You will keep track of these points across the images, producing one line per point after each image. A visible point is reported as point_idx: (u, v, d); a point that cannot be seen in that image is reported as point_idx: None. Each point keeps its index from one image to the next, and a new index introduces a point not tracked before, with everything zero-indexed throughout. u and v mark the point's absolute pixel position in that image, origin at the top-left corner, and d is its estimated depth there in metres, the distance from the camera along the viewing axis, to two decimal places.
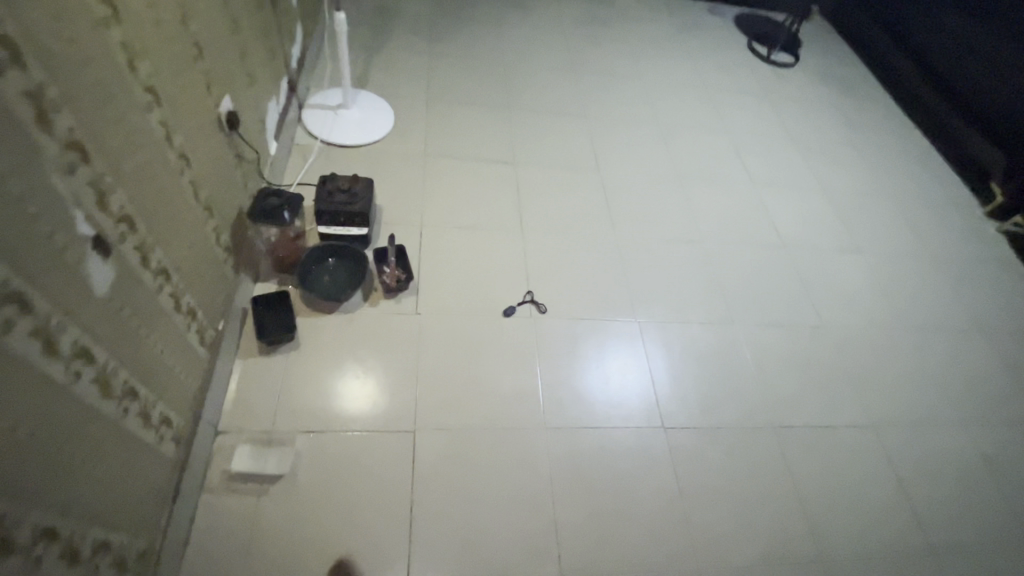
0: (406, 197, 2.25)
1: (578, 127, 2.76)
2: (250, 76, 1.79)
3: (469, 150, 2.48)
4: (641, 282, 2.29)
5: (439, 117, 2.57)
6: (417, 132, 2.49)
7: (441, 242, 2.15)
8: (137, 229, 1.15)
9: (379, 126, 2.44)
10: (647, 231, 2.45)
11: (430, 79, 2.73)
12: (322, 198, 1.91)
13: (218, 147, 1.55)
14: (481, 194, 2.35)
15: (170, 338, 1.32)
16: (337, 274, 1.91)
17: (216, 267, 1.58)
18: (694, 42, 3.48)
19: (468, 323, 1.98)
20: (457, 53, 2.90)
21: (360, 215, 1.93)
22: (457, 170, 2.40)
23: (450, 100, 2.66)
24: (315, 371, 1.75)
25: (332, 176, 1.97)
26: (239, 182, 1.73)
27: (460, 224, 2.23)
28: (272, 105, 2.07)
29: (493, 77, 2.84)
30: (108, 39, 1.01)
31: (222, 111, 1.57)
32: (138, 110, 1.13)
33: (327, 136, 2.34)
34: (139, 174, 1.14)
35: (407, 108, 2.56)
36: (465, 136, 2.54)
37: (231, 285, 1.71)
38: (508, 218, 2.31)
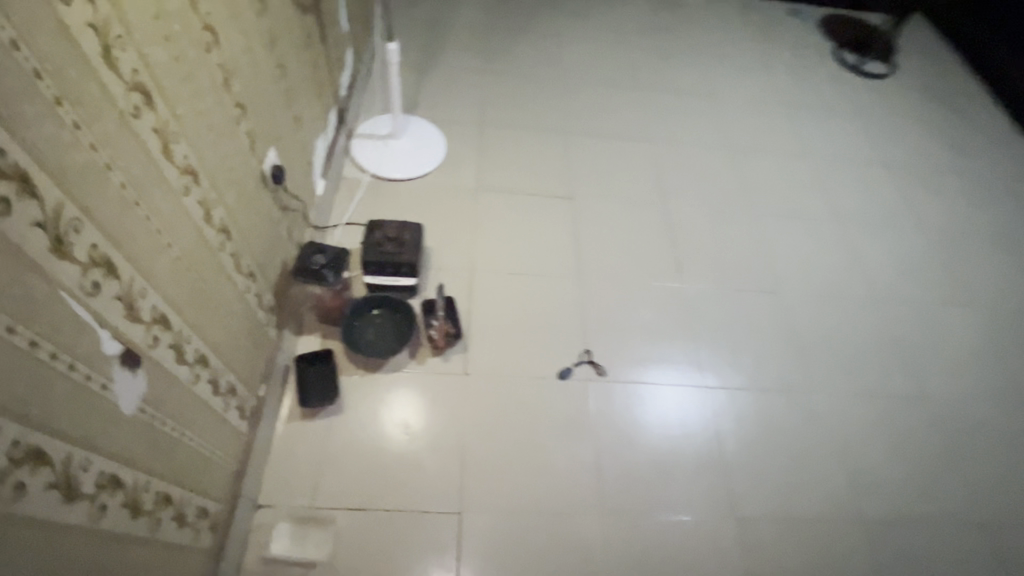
0: (456, 237, 2.11)
1: (642, 153, 2.54)
2: (297, 120, 1.68)
3: (524, 183, 2.32)
4: (712, 337, 2.07)
5: (492, 145, 2.41)
6: (468, 162, 2.34)
7: (493, 290, 2.00)
8: (171, 325, 1.05)
9: (429, 157, 2.30)
10: (715, 276, 2.23)
11: (484, 101, 2.56)
12: (369, 248, 1.80)
13: (261, 207, 1.45)
14: (537, 233, 2.18)
15: (209, 425, 1.23)
16: (383, 329, 1.79)
17: (258, 333, 1.48)
18: (771, 51, 3.16)
19: (521, 385, 1.83)
20: (513, 71, 2.72)
21: (408, 265, 1.81)
22: (511, 206, 2.24)
23: (505, 125, 2.50)
24: (357, 439, 1.64)
25: (380, 222, 1.86)
26: (283, 235, 1.63)
27: (514, 268, 2.07)
28: (320, 142, 1.97)
29: (550, 98, 2.65)
30: (139, 128, 0.90)
31: (266, 167, 1.46)
32: (175, 197, 1.02)
33: (375, 168, 2.22)
34: (175, 265, 1.04)
35: (459, 136, 2.41)
36: (520, 166, 2.37)
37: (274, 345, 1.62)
38: (563, 259, 2.14)
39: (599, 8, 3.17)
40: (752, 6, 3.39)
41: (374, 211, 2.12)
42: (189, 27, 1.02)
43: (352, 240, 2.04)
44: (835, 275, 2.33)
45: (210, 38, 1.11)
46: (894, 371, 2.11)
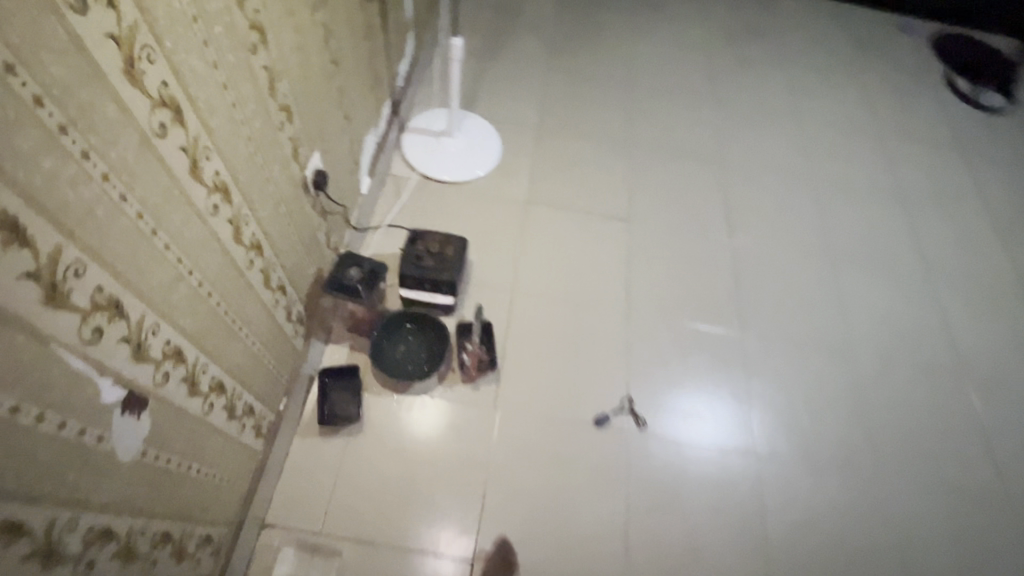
0: (501, 253, 1.97)
1: (712, 176, 2.31)
2: (347, 118, 1.56)
3: (580, 199, 2.14)
4: (768, 397, 1.87)
5: (550, 153, 2.24)
6: (523, 170, 2.18)
7: (533, 317, 1.86)
8: (185, 357, 0.95)
9: (482, 160, 2.15)
10: (779, 326, 2.01)
11: (547, 102, 2.38)
12: (408, 259, 1.68)
13: (298, 215, 1.34)
14: (587, 256, 2.02)
15: (220, 452, 1.16)
16: (414, 347, 1.68)
17: (283, 347, 1.40)
18: (872, 71, 2.82)
19: (551, 427, 1.69)
20: (581, 70, 2.52)
21: (448, 283, 1.68)
22: (562, 223, 2.07)
23: (566, 130, 2.31)
24: (374, 466, 1.55)
25: (422, 231, 1.73)
26: (320, 241, 1.52)
27: (558, 295, 1.92)
28: (369, 137, 1.85)
29: (617, 105, 2.43)
30: (164, 149, 0.79)
31: (308, 172, 1.35)
32: (201, 220, 0.91)
33: (424, 167, 2.09)
34: (195, 293, 0.94)
35: (516, 139, 2.24)
36: (578, 178, 2.19)
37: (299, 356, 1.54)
38: (613, 289, 1.97)
39: (682, 7, 2.91)
40: (855, 17, 3.05)
41: (418, 215, 2.00)
42: (233, 28, 0.90)
43: (392, 245, 1.93)
44: (918, 338, 2.06)
45: (256, 38, 0.98)
46: (976, 460, 1.84)
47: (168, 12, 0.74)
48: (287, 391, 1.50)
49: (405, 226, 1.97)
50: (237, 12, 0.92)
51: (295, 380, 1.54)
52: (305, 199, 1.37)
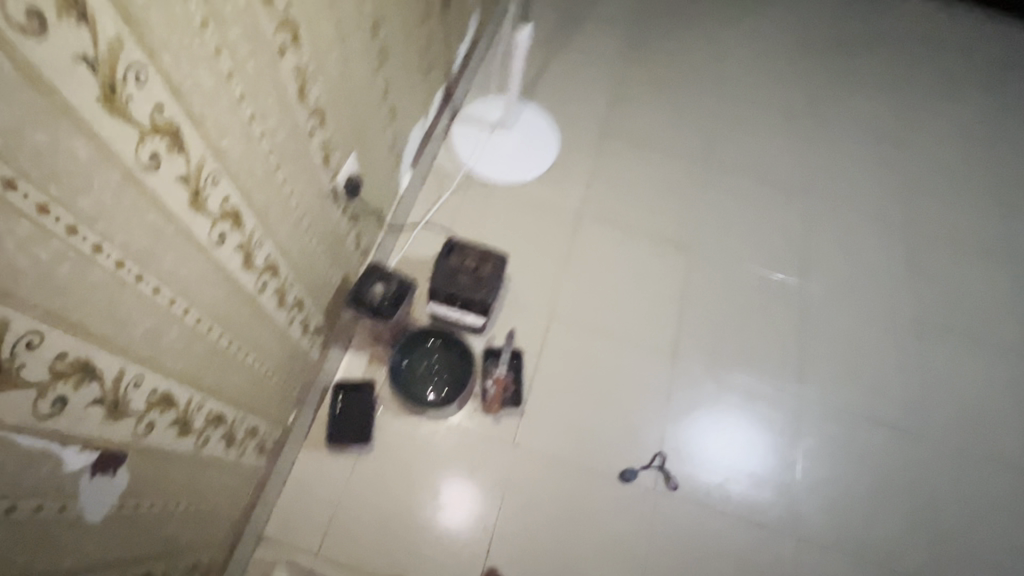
0: (543, 271, 1.81)
1: (789, 206, 2.05)
2: (391, 114, 1.40)
3: (636, 218, 1.94)
4: (820, 468, 1.65)
5: (610, 161, 2.02)
6: (577, 178, 1.98)
7: (568, 348, 1.71)
8: (176, 400, 0.85)
9: (535, 162, 1.96)
10: (846, 390, 1.78)
11: (616, 102, 2.14)
12: (441, 272, 1.53)
13: (324, 225, 1.21)
14: (635, 285, 1.83)
15: (214, 480, 1.08)
16: (436, 368, 1.56)
17: (296, 362, 1.30)
18: (1001, 98, 2.42)
19: (572, 473, 1.55)
20: (658, 69, 2.26)
21: (480, 304, 1.55)
22: (613, 245, 1.89)
23: (630, 137, 2.08)
24: (379, 492, 1.46)
25: (460, 241, 1.57)
26: (347, 248, 1.40)
27: (598, 326, 1.75)
28: (416, 129, 1.69)
29: (692, 113, 2.18)
30: (158, 182, 0.66)
31: (340, 179, 1.21)
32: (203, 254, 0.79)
33: (472, 164, 1.92)
34: (191, 332, 0.83)
35: (575, 142, 2.04)
36: (636, 194, 1.98)
37: (315, 366, 1.44)
38: (661, 325, 1.79)
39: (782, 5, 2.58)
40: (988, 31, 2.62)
41: (459, 218, 1.85)
42: (257, 30, 0.75)
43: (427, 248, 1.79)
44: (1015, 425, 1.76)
45: (287, 38, 0.83)
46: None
47: (169, 19, 0.60)
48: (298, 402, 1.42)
49: (444, 228, 1.82)
50: (263, 10, 0.76)
51: (308, 391, 1.45)
52: (334, 207, 1.23)
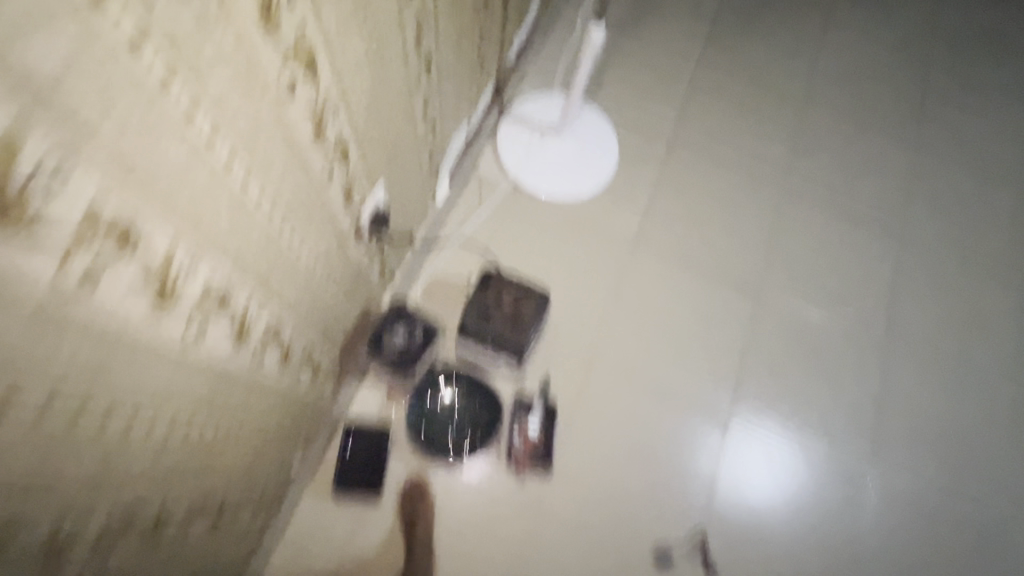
0: (589, 305, 1.59)
1: (881, 246, 1.76)
2: (430, 126, 1.20)
3: (700, 248, 1.70)
4: (899, 551, 1.42)
5: (674, 178, 1.78)
6: (637, 194, 1.73)
7: (608, 395, 1.51)
8: (151, 508, 0.70)
9: (591, 173, 1.72)
10: (936, 476, 1.49)
11: (687, 110, 1.88)
12: (471, 309, 1.36)
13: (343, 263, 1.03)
14: (693, 328, 1.61)
15: (204, 558, 0.94)
16: (456, 408, 1.41)
17: (304, 407, 1.16)
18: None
19: (602, 548, 1.37)
20: (738, 77, 1.98)
21: (514, 351, 1.36)
22: (671, 278, 1.65)
23: (700, 149, 1.83)
24: (384, 548, 1.31)
25: (496, 274, 1.39)
26: (371, 277, 1.22)
27: (646, 373, 1.55)
28: (458, 131, 1.47)
29: (774, 124, 1.90)
30: (102, 287, 0.50)
31: (365, 211, 1.03)
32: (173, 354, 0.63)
33: (518, 172, 1.68)
34: (166, 438, 0.66)
35: (638, 151, 1.78)
36: (702, 218, 1.73)
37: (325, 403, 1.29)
38: (718, 379, 1.56)
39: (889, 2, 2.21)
40: None
41: (499, 235, 1.63)
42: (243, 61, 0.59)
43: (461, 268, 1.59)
44: None
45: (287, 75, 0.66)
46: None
47: (102, 83, 0.44)
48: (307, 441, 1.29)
49: (481, 244, 1.62)
50: (250, 39, 0.59)
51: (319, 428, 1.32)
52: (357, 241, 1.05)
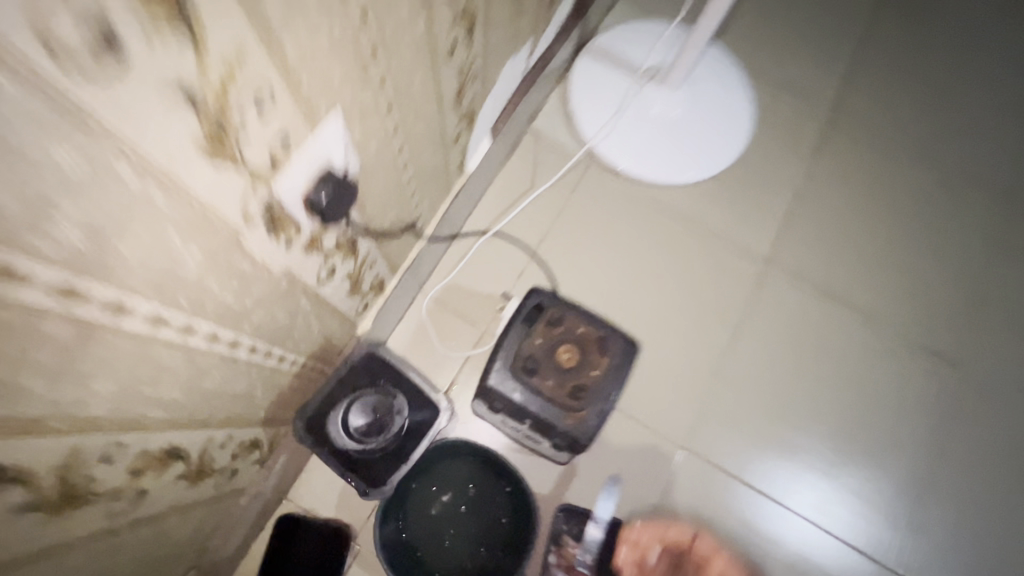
0: (682, 356, 1.04)
1: None
2: (468, 24, 0.63)
3: (858, 288, 1.11)
4: None
5: (831, 179, 1.18)
6: (773, 200, 1.15)
7: (704, 502, 0.98)
8: None
9: (699, 156, 1.14)
10: None
11: (856, 75, 1.25)
12: (516, 368, 0.79)
13: (254, 289, 0.50)
14: (835, 407, 1.05)
15: None
16: (465, 508, 0.90)
17: (190, 518, 0.65)
18: None
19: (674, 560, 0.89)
20: (925, 22, 1.32)
21: (571, 441, 0.80)
22: (815, 333, 1.08)
23: (879, 142, 1.21)
24: None
25: (554, 307, 0.83)
26: (328, 298, 0.68)
27: (761, 475, 1.01)
28: (516, 59, 0.91)
29: (1010, 114, 1.24)
30: None
31: (294, 195, 0.47)
32: None
33: (601, 134, 1.13)
34: None
35: (781, 128, 1.20)
36: (866, 242, 1.14)
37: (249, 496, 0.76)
38: (861, 492, 1.01)
39: None
40: None
41: (563, 241, 1.08)
42: None
43: (503, 280, 1.04)
44: None
45: None
46: None
47: None
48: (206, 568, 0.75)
49: (527, 248, 1.07)
50: None
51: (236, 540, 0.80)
52: (285, 244, 0.51)
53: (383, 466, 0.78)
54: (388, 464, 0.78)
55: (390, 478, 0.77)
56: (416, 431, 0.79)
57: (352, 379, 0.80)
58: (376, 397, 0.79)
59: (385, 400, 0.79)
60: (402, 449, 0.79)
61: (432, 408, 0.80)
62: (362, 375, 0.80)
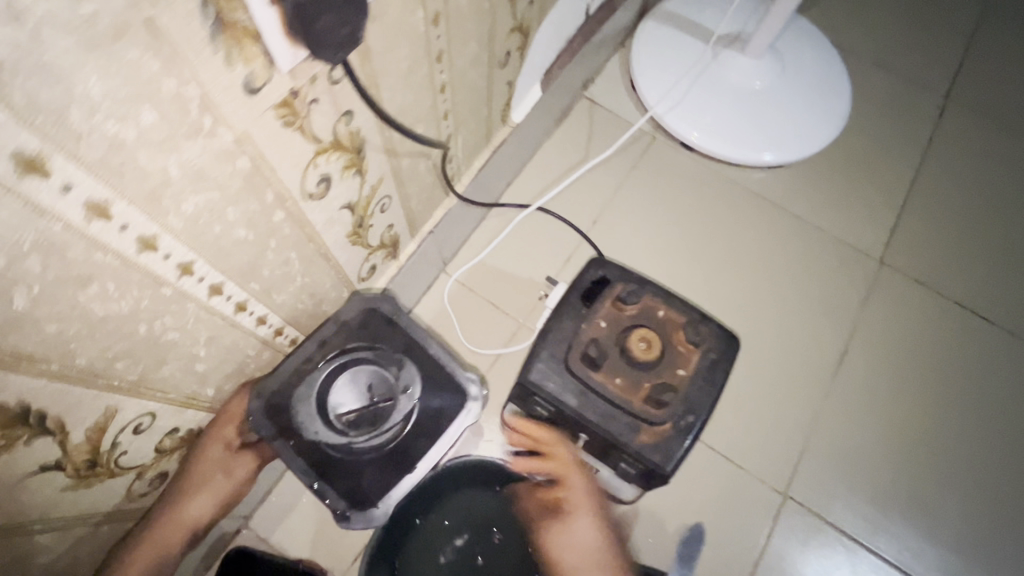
0: (777, 373, 0.79)
1: None
2: None
3: (1004, 301, 0.85)
4: None
5: (956, 168, 0.93)
6: (881, 188, 0.92)
7: None
8: None
9: (789, 134, 0.91)
10: None
11: (984, 49, 1.03)
12: (572, 359, 0.57)
13: (186, 148, 0.30)
14: (992, 454, 0.76)
15: None
16: (482, 560, 0.66)
17: (80, 543, 0.43)
18: None
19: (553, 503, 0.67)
20: None
21: (644, 468, 0.57)
22: (952, 356, 0.81)
23: (1013, 124, 0.96)
24: None
25: (623, 282, 0.61)
26: (320, 230, 0.48)
27: (897, 548, 0.72)
28: None
29: None
30: None
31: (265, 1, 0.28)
32: None
33: (670, 103, 0.93)
34: None
35: (891, 106, 0.98)
36: (1012, 241, 0.89)
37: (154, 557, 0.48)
38: None
39: None
40: None
41: (622, 225, 0.88)
42: None
43: (549, 265, 0.83)
44: None
45: None
46: None
47: None
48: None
49: (578, 228, 0.87)
50: None
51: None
52: (246, 82, 0.31)
53: (376, 475, 0.52)
54: (387, 474, 0.52)
55: (387, 493, 0.52)
56: (428, 428, 0.54)
57: (343, 342, 0.55)
58: (379, 373, 0.54)
59: (391, 377, 0.54)
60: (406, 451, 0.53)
61: (455, 398, 0.55)
62: (356, 338, 0.56)
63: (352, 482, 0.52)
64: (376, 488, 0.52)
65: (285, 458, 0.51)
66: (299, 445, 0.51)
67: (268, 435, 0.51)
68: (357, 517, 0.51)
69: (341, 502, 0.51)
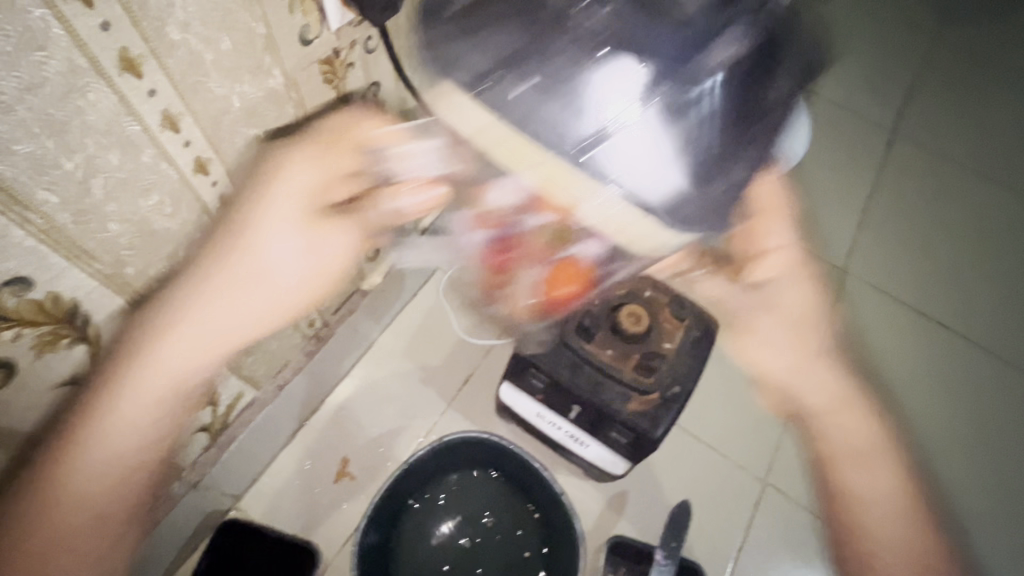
0: None
1: None
2: None
3: (950, 308, 0.93)
4: None
5: (898, 207, 1.02)
6: (837, 208, 1.01)
7: (799, 566, 0.72)
8: None
9: None
10: None
11: (923, 93, 1.16)
12: (567, 332, 0.60)
13: (248, 82, 0.35)
14: (949, 444, 0.82)
15: None
16: (467, 542, 0.67)
17: None
18: None
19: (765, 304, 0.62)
20: (990, 48, 1.24)
21: (636, 436, 0.60)
22: (905, 370, 0.87)
23: (950, 156, 1.08)
24: None
25: None
26: None
27: None
28: None
29: None
30: None
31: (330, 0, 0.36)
32: None
33: None
34: None
35: (847, 136, 1.08)
36: (957, 254, 0.98)
37: (141, 376, 0.35)
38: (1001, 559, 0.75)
39: None
40: None
41: None
42: None
43: None
44: None
45: None
46: None
47: None
48: (39, 567, 0.35)
49: None
50: None
51: (87, 528, 0.37)
52: (301, 32, 0.36)
53: (719, 163, 0.34)
54: (709, 135, 0.34)
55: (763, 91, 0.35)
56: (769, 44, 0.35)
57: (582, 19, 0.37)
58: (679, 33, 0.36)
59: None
60: (759, 139, 0.35)
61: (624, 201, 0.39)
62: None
63: (700, 170, 0.34)
64: (700, 169, 0.34)
65: (508, 97, 0.35)
66: (515, 77, 0.36)
67: (467, 77, 0.36)
68: (665, 186, 0.34)
69: (677, 176, 0.34)
